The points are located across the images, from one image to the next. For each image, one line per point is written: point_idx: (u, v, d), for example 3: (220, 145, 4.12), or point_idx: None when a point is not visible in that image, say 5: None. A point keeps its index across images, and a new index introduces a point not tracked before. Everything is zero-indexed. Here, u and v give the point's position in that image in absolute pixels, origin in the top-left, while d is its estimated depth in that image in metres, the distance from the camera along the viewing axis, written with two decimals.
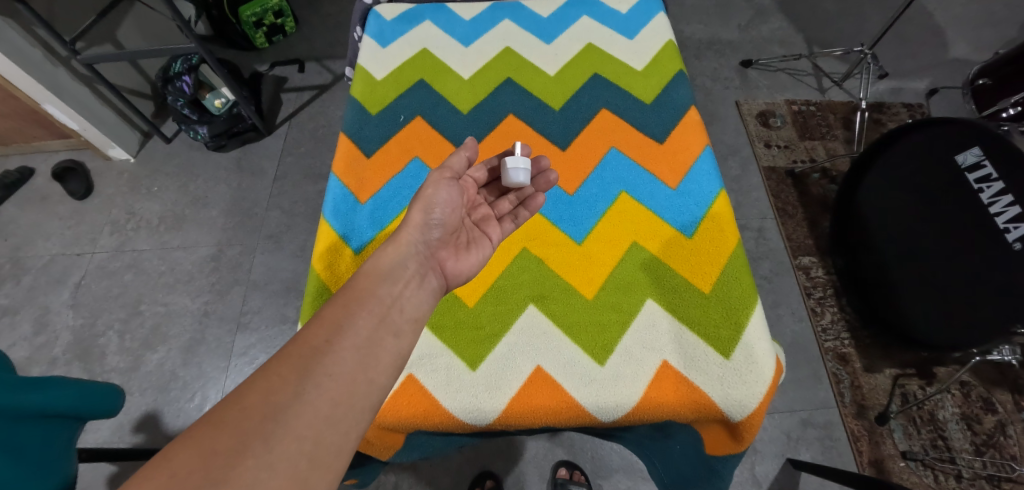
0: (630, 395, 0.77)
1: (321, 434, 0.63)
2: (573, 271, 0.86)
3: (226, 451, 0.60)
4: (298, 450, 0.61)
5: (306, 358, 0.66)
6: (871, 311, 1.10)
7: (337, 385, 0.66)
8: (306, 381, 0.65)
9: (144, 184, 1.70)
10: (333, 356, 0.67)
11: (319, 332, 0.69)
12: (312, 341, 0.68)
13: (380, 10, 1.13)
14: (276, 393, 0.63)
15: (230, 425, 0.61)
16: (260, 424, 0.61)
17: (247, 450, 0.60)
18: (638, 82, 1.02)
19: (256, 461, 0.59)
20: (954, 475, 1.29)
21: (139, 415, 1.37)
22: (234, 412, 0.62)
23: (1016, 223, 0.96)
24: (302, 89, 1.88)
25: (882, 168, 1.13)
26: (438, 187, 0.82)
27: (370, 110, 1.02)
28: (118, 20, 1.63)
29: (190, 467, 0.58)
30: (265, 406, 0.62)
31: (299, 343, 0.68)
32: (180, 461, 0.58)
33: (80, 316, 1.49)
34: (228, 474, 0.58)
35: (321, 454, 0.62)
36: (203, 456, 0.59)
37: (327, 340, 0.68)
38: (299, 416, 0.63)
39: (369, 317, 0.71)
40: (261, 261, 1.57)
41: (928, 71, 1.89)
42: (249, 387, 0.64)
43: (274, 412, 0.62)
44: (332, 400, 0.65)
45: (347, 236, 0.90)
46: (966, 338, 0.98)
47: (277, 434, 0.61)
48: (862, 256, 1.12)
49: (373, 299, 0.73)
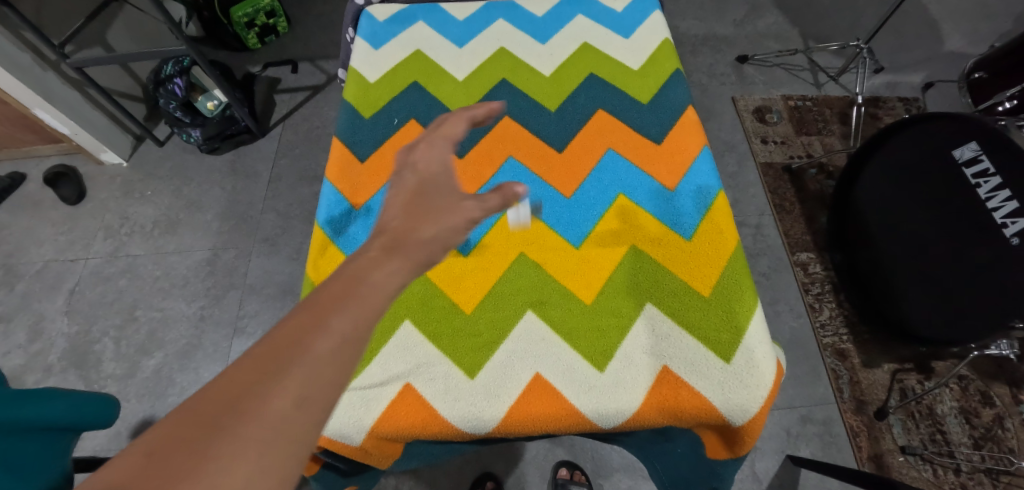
0: (631, 401, 0.75)
1: (299, 420, 0.51)
2: (571, 275, 0.84)
3: (192, 445, 0.49)
4: (275, 438, 0.50)
5: (280, 337, 0.53)
6: (873, 305, 1.14)
7: (319, 374, 0.53)
8: (285, 366, 0.52)
9: (139, 188, 1.68)
10: (317, 332, 0.54)
11: (304, 318, 0.54)
12: (293, 331, 0.54)
13: (373, 11, 1.11)
14: (253, 373, 0.52)
15: (194, 417, 0.50)
16: (230, 408, 0.50)
17: (218, 437, 0.49)
18: (635, 82, 1.01)
19: (230, 450, 0.49)
20: (953, 469, 1.29)
21: (136, 422, 1.36)
22: (203, 403, 0.51)
23: (1014, 218, 0.95)
24: (296, 90, 1.86)
25: (879, 166, 1.16)
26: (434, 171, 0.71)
27: (364, 113, 1.00)
28: (108, 23, 1.61)
29: (151, 467, 0.47)
30: (243, 384, 0.51)
31: (281, 330, 0.54)
32: (139, 457, 0.48)
33: (76, 322, 1.47)
34: (196, 469, 0.48)
35: (303, 446, 0.52)
36: (167, 452, 0.48)
37: (315, 321, 0.55)
38: (278, 400, 0.51)
39: (365, 301, 0.57)
40: (257, 265, 1.55)
41: (923, 65, 1.89)
42: (220, 377, 0.52)
43: (249, 402, 0.50)
44: (317, 387, 0.52)
45: (343, 244, 0.88)
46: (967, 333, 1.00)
47: (249, 418, 0.50)
48: (859, 253, 1.17)
49: (363, 288, 0.57)
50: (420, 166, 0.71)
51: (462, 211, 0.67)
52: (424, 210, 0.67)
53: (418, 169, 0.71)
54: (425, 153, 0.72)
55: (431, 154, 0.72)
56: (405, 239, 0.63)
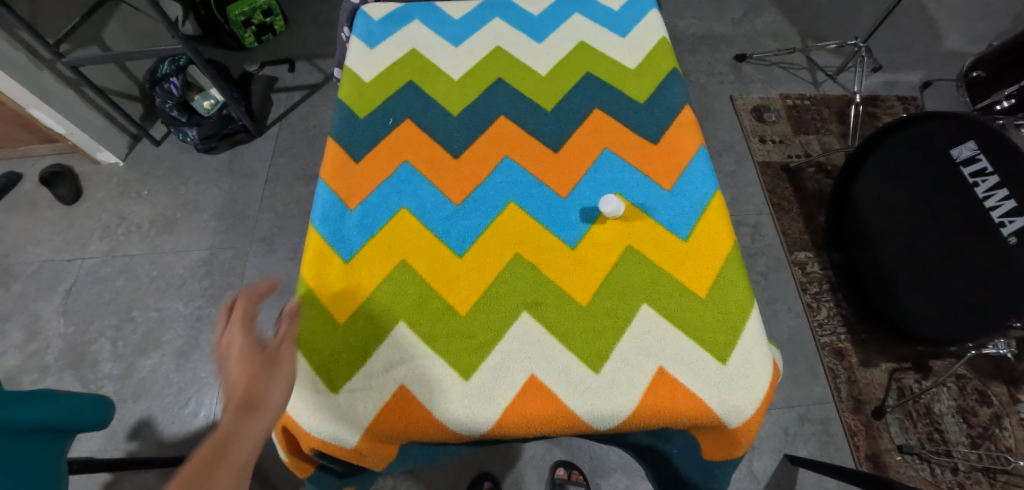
0: (626, 403, 0.75)
1: None
2: (567, 275, 0.83)
3: None
4: None
5: (185, 477, 0.60)
6: (870, 306, 1.10)
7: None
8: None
9: (135, 188, 1.67)
10: (221, 463, 0.62)
11: (196, 463, 0.62)
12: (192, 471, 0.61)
13: (368, 10, 1.11)
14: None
15: None
16: None
17: None
18: (632, 81, 1.01)
19: None
20: (950, 468, 1.29)
21: (133, 422, 1.35)
22: None
23: (1011, 217, 0.99)
24: (293, 89, 1.85)
25: (878, 162, 1.13)
26: (242, 351, 0.69)
27: (359, 113, 0.99)
28: (104, 22, 1.60)
29: None
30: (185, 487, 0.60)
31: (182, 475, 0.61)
32: None
33: (72, 323, 1.47)
34: None
35: None
36: None
37: (216, 451, 0.63)
38: None
39: (256, 423, 0.66)
40: (254, 264, 1.55)
41: (922, 64, 1.89)
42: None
43: None
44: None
45: (336, 244, 0.87)
46: (968, 332, 0.99)
47: None
48: (856, 252, 1.13)
49: (228, 446, 0.63)
50: (228, 352, 0.70)
51: (287, 358, 0.70)
52: (253, 368, 0.69)
53: (225, 350, 0.70)
54: (228, 337, 0.70)
55: (232, 335, 0.71)
56: (249, 399, 0.66)
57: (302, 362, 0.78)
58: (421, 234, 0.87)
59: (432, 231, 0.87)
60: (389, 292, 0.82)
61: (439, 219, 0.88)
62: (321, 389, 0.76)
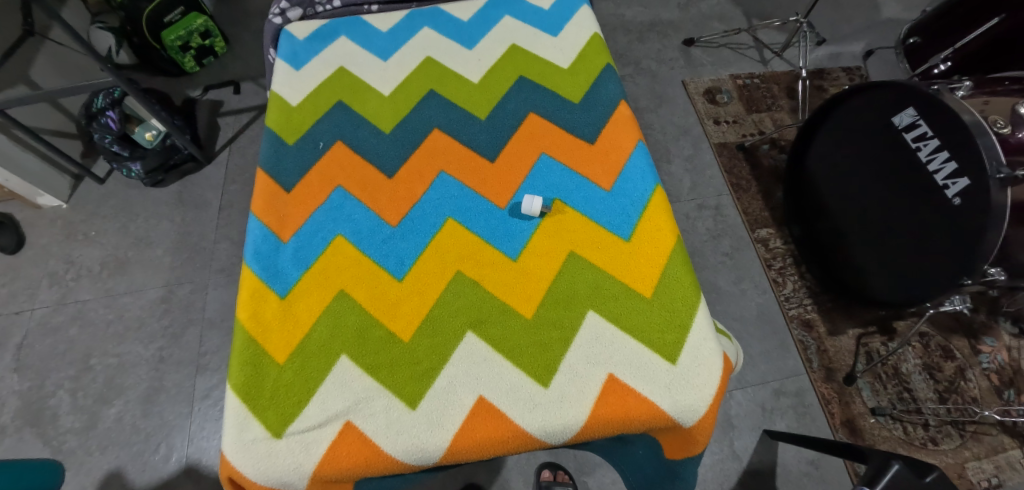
0: (577, 415, 0.74)
1: None
2: (509, 289, 0.82)
3: None
4: None
5: None
6: (836, 270, 1.34)
7: None
8: None
9: (81, 229, 1.60)
10: None
11: None
12: None
13: (292, 30, 1.08)
14: None
15: None
16: None
17: None
18: (566, 81, 0.99)
19: None
20: (922, 425, 1.31)
21: (102, 475, 1.29)
22: None
23: (954, 179, 1.05)
24: (240, 112, 1.80)
25: (830, 137, 1.33)
26: None
27: (287, 139, 0.96)
28: (28, 59, 1.52)
29: None
30: None
31: None
32: None
33: (27, 379, 1.39)
34: None
35: None
36: None
37: None
38: None
39: None
40: (215, 297, 1.50)
41: (862, 34, 1.92)
42: None
43: None
44: None
45: (271, 280, 0.84)
46: (913, 289, 1.16)
47: None
48: (821, 222, 1.37)
49: None
50: None
51: None
52: None
53: None
54: None
55: None
56: None
57: (244, 409, 0.75)
58: (359, 260, 0.85)
59: (369, 257, 0.85)
60: (329, 325, 0.80)
61: (377, 243, 0.86)
62: (264, 435, 0.74)
